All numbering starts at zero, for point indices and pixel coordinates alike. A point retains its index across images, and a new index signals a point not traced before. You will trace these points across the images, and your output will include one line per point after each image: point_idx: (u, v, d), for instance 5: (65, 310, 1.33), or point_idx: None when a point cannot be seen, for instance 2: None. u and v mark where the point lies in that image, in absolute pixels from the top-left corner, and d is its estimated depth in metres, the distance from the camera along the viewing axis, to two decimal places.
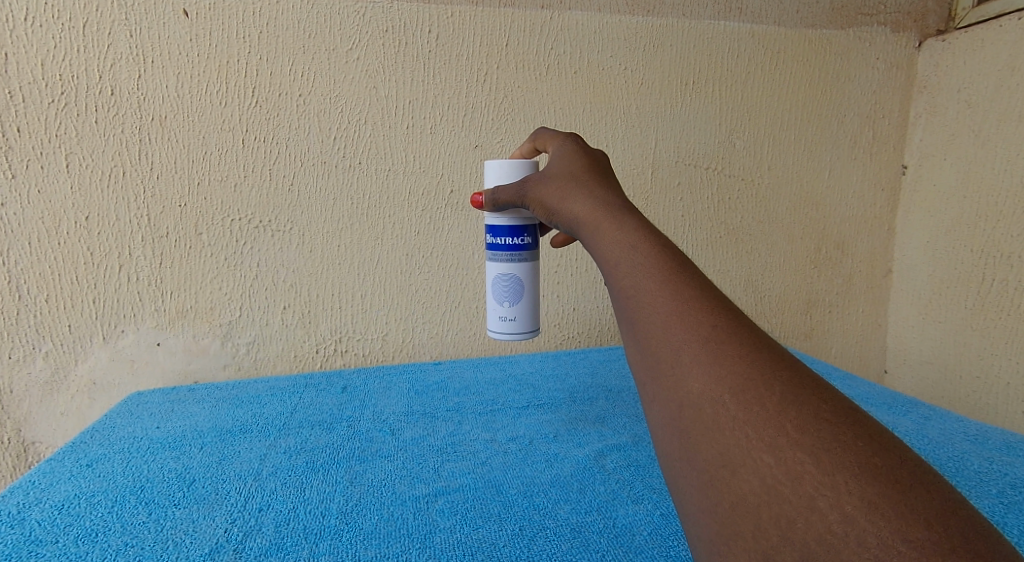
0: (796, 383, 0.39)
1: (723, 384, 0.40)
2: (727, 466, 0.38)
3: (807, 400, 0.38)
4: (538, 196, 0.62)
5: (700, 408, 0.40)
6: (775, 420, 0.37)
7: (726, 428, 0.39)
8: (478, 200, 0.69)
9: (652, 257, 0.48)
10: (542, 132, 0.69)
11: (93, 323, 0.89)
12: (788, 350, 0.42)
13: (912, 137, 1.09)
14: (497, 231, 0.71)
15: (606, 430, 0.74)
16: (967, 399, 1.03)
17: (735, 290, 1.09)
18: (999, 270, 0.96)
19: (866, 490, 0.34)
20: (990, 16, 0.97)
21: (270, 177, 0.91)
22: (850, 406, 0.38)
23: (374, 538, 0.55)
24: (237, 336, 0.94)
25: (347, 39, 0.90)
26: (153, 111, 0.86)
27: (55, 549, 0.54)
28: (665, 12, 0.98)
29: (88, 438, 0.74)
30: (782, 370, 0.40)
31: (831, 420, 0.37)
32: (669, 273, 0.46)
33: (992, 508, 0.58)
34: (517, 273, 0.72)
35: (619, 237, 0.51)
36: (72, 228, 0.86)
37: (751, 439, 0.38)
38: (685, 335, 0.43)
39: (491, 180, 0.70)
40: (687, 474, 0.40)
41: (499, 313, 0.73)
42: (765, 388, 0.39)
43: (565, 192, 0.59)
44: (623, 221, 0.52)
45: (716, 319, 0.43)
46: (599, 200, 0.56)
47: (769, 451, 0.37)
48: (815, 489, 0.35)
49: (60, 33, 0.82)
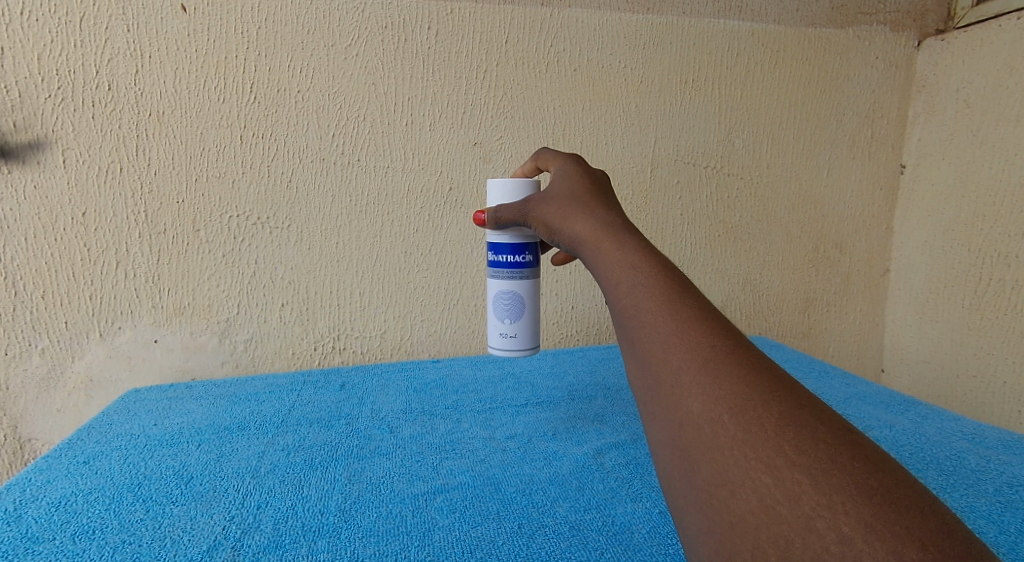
0: (794, 403, 0.39)
1: (722, 404, 0.40)
2: (725, 486, 0.38)
3: (804, 420, 0.39)
4: (540, 215, 0.62)
5: (698, 428, 0.40)
6: (774, 440, 0.38)
7: (725, 447, 0.39)
8: (480, 218, 0.68)
9: (652, 276, 0.48)
10: (544, 152, 0.69)
11: (89, 319, 0.89)
12: (786, 371, 0.42)
13: (910, 136, 1.09)
14: (499, 249, 0.71)
15: (604, 429, 0.74)
16: (963, 398, 1.03)
17: (733, 289, 1.09)
18: (996, 270, 0.96)
19: (862, 511, 0.34)
20: (989, 16, 0.97)
21: (268, 174, 0.91)
22: (847, 427, 0.39)
23: (372, 536, 0.55)
24: (235, 333, 0.94)
25: (346, 35, 0.89)
26: (150, 107, 0.86)
27: (52, 546, 0.54)
28: (665, 10, 0.98)
29: (83, 435, 0.74)
30: (780, 390, 0.40)
31: (828, 441, 0.37)
32: (669, 294, 0.46)
33: (987, 506, 0.58)
34: (519, 291, 0.72)
35: (619, 257, 0.51)
36: (68, 224, 0.86)
37: (749, 458, 0.38)
38: (684, 355, 0.43)
39: (494, 197, 0.69)
40: (685, 492, 0.40)
41: (499, 330, 0.73)
42: (763, 408, 0.39)
43: (566, 212, 0.59)
44: (623, 240, 0.52)
45: (715, 339, 0.43)
46: (599, 219, 0.56)
47: (767, 471, 0.37)
48: (812, 510, 0.35)
49: (56, 27, 0.81)
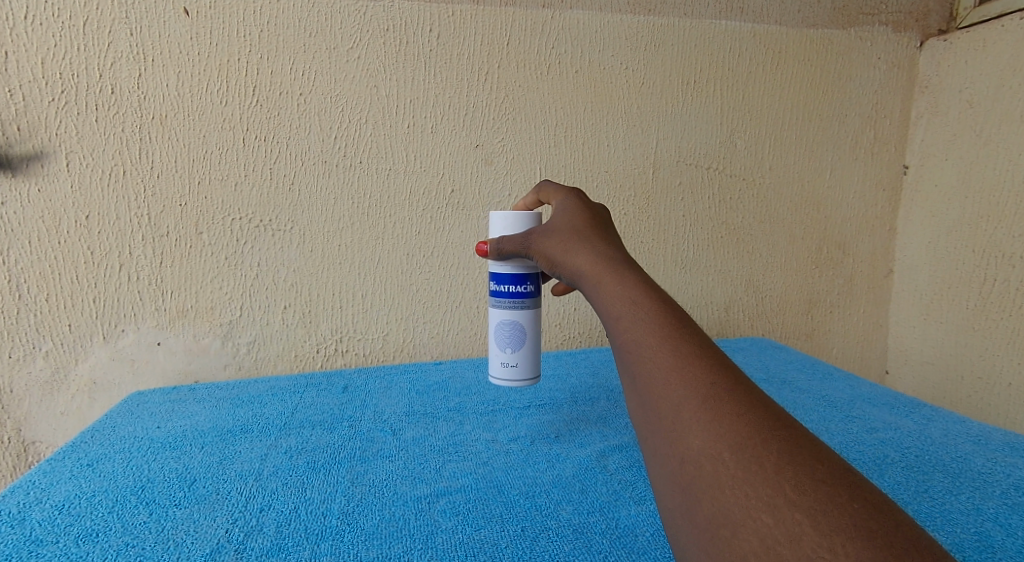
0: (792, 443, 0.42)
1: (722, 442, 0.42)
2: (727, 526, 0.39)
3: (804, 461, 0.40)
4: (541, 248, 0.64)
5: (700, 465, 0.42)
6: (773, 479, 0.40)
7: (725, 485, 0.41)
8: (483, 248, 0.69)
9: (653, 314, 0.50)
10: (546, 185, 0.70)
11: (93, 322, 0.89)
12: (783, 408, 0.44)
13: (913, 138, 1.09)
14: (499, 279, 0.71)
15: (607, 431, 0.74)
16: (968, 400, 1.02)
17: (736, 290, 1.09)
18: (1001, 271, 0.96)
19: (862, 553, 0.36)
20: (992, 16, 0.97)
21: (271, 177, 0.91)
22: (846, 468, 0.40)
23: (375, 539, 0.55)
24: (238, 336, 0.94)
25: (348, 38, 0.89)
26: (153, 110, 0.86)
27: (56, 549, 0.54)
28: (666, 12, 0.98)
29: (87, 437, 0.74)
30: (778, 429, 0.42)
31: (827, 481, 0.39)
32: (669, 332, 0.49)
33: (995, 509, 0.58)
34: (520, 320, 0.71)
35: (620, 293, 0.53)
36: (72, 227, 0.86)
37: (749, 497, 0.40)
38: (685, 393, 0.45)
39: (496, 230, 0.69)
40: (687, 530, 0.41)
41: (500, 359, 0.72)
42: (762, 446, 0.41)
43: (568, 246, 0.60)
44: (624, 276, 0.55)
45: (714, 377, 0.45)
46: (600, 254, 0.58)
47: (768, 511, 0.39)
48: (814, 551, 0.37)
49: (60, 32, 0.82)
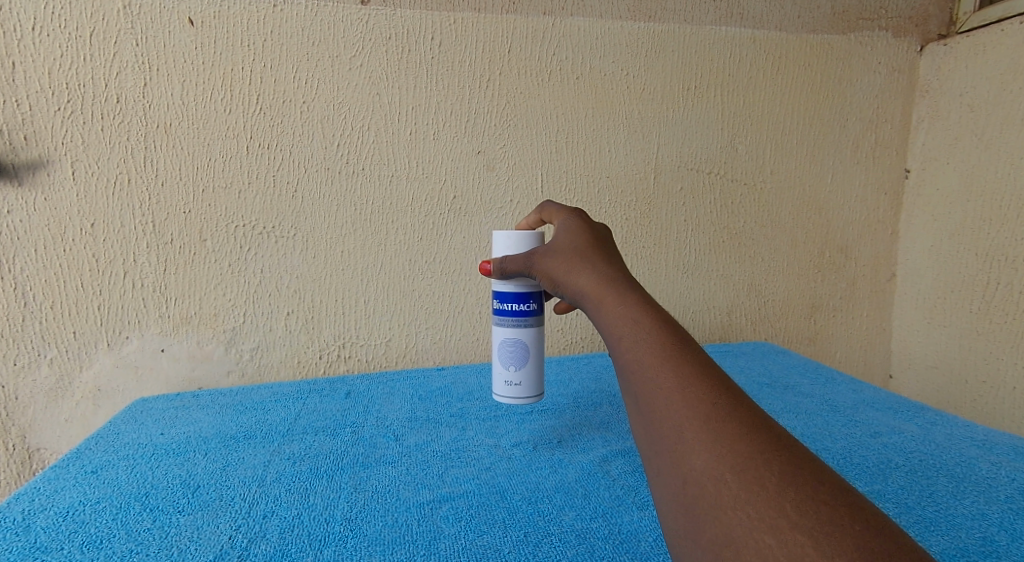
0: (794, 463, 0.42)
1: (725, 463, 0.42)
2: (730, 547, 0.40)
3: (806, 481, 0.41)
4: (543, 268, 0.64)
5: (702, 486, 0.42)
6: (776, 500, 0.40)
7: (728, 506, 0.41)
8: (486, 268, 0.69)
9: (655, 333, 0.50)
10: (548, 205, 0.70)
11: (97, 330, 0.90)
12: (784, 429, 0.44)
13: (914, 142, 1.09)
14: (503, 297, 0.71)
15: (610, 436, 0.74)
16: (972, 405, 1.02)
17: (738, 295, 1.09)
18: (1003, 275, 0.96)
19: None
20: (992, 20, 0.97)
21: (273, 184, 0.91)
22: (847, 489, 0.41)
23: (378, 544, 0.55)
24: (241, 342, 0.95)
25: (350, 46, 0.90)
26: (158, 119, 0.86)
27: (61, 556, 0.54)
28: (666, 18, 0.99)
29: (92, 444, 0.74)
30: (779, 449, 0.43)
31: (828, 502, 0.40)
32: (671, 352, 0.49)
33: (1000, 514, 0.58)
34: (522, 339, 0.70)
35: (621, 313, 0.53)
36: (78, 235, 0.87)
37: (752, 519, 0.40)
38: (687, 413, 0.45)
39: (499, 249, 0.69)
40: (690, 549, 0.42)
41: (504, 377, 0.72)
42: (764, 467, 0.42)
43: (570, 265, 0.61)
44: (625, 296, 0.55)
45: (716, 397, 0.46)
46: (602, 274, 0.58)
47: (770, 533, 0.39)
48: None
49: (66, 42, 0.82)
